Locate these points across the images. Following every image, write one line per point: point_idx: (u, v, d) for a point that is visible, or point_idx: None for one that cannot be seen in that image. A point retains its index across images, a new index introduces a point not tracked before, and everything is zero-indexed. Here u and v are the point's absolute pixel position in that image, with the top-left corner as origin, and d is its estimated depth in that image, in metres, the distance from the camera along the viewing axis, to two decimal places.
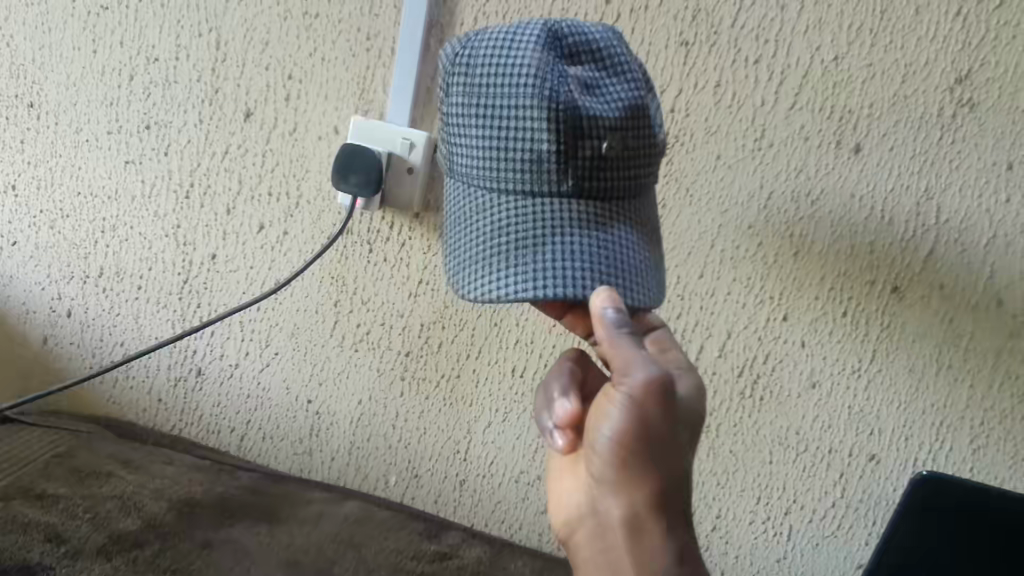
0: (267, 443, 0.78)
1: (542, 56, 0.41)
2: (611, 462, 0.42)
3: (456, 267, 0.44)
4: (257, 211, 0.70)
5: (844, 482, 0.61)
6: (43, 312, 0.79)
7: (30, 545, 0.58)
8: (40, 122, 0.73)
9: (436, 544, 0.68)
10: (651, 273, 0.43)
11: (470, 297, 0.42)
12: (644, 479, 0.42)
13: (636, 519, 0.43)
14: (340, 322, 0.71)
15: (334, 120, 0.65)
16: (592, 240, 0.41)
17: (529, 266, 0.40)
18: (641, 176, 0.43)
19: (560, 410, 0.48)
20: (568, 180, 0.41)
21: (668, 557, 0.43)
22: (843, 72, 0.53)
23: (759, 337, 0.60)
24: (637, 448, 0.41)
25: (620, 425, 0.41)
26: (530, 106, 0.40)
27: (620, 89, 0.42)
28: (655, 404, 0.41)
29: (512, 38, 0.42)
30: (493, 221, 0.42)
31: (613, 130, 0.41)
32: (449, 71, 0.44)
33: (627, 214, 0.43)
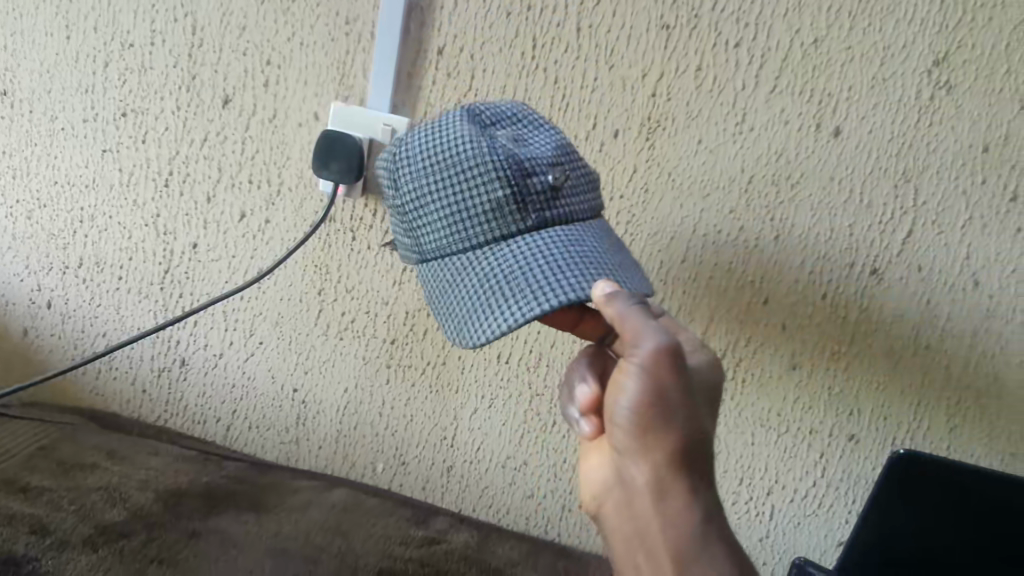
0: (254, 432, 0.78)
1: (469, 128, 0.45)
2: (632, 433, 0.42)
3: (458, 325, 0.44)
4: (238, 199, 0.69)
5: (825, 461, 0.62)
6: (23, 303, 0.78)
7: (14, 538, 0.58)
8: (13, 110, 0.72)
9: (424, 530, 0.69)
10: (632, 271, 0.45)
11: (480, 342, 0.42)
12: (663, 447, 0.42)
13: (659, 486, 0.43)
14: (324, 310, 0.71)
15: (314, 106, 0.64)
16: (574, 252, 0.43)
17: (528, 288, 0.41)
18: (587, 199, 0.47)
19: (582, 396, 0.48)
20: (532, 214, 0.44)
21: (694, 520, 0.43)
22: (822, 55, 0.53)
23: (740, 321, 0.60)
24: (654, 417, 0.41)
25: (635, 397, 0.41)
26: (473, 168, 0.44)
27: (544, 138, 0.47)
28: (667, 374, 0.41)
29: (435, 126, 0.46)
30: (480, 268, 0.43)
31: (553, 164, 0.45)
32: (392, 172, 0.47)
33: (592, 230, 0.45)
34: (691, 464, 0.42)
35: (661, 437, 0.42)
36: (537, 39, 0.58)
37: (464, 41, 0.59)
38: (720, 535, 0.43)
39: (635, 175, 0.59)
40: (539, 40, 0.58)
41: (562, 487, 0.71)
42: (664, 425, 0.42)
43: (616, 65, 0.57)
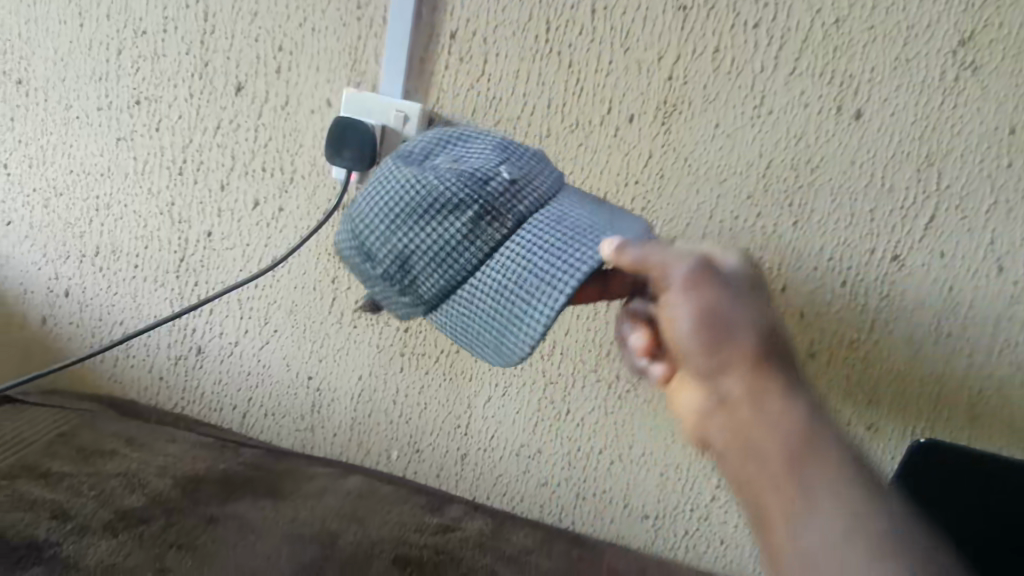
0: (269, 419, 0.79)
1: (410, 171, 0.46)
2: (704, 348, 0.41)
3: (495, 347, 0.44)
4: (251, 186, 0.69)
5: None
6: (41, 292, 0.79)
7: (36, 523, 0.58)
8: (28, 99, 0.72)
9: (438, 517, 0.69)
10: (620, 218, 0.46)
11: (524, 350, 0.42)
12: (739, 356, 0.40)
13: (750, 398, 0.40)
14: (338, 298, 0.71)
15: (326, 92, 0.64)
16: (565, 227, 0.44)
17: (544, 282, 0.42)
18: (547, 178, 0.48)
19: (636, 343, 0.46)
20: (508, 215, 0.44)
21: (801, 428, 0.38)
22: (844, 36, 0.51)
23: None
24: (712, 326, 0.40)
25: (689, 312, 0.41)
26: (433, 204, 0.44)
27: (480, 146, 0.48)
28: (712, 283, 0.41)
29: (376, 184, 0.46)
30: (490, 280, 0.43)
31: (500, 163, 0.46)
32: (356, 248, 0.46)
33: (565, 200, 0.46)
34: (773, 371, 0.40)
35: (734, 344, 0.40)
36: (551, 22, 0.57)
37: (477, 25, 0.59)
38: (840, 445, 0.38)
39: (651, 160, 0.58)
40: (553, 23, 0.57)
41: (576, 475, 0.72)
42: (732, 332, 0.41)
43: (631, 48, 0.56)
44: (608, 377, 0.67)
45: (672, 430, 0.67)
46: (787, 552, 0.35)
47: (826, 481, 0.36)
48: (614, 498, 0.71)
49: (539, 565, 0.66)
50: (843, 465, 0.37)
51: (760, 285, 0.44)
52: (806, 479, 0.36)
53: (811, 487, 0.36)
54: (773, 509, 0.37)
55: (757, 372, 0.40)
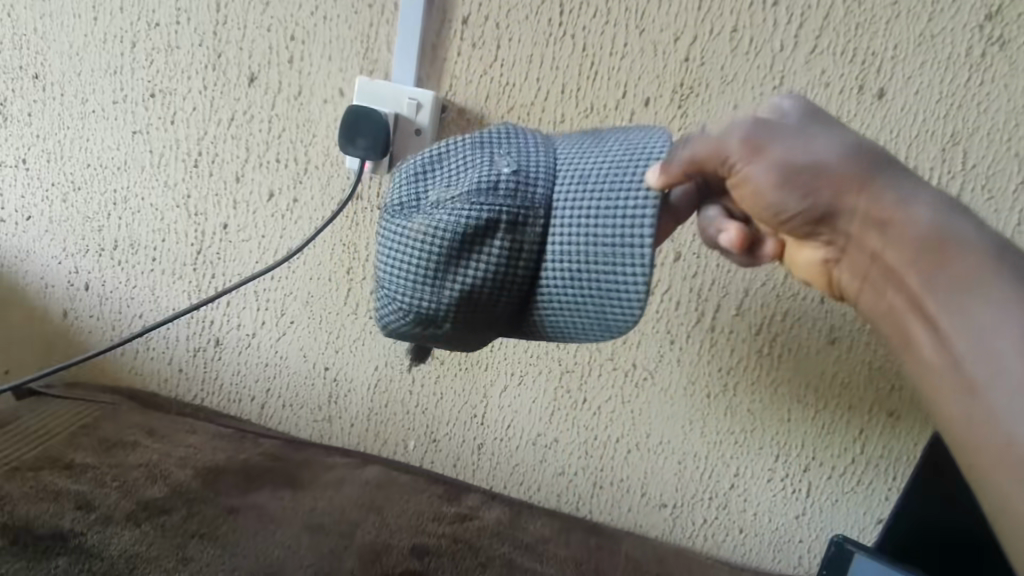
0: (287, 410, 0.79)
1: (416, 226, 0.40)
2: (805, 208, 0.37)
3: (597, 329, 0.39)
4: (266, 178, 0.69)
5: (863, 438, 0.62)
6: (61, 286, 0.80)
7: (60, 513, 0.59)
8: (45, 93, 0.73)
9: (456, 507, 0.70)
10: (629, 138, 0.40)
11: (632, 321, 0.38)
12: (842, 196, 0.36)
13: (868, 234, 0.37)
14: (353, 289, 0.71)
15: (339, 82, 0.64)
16: (596, 181, 0.38)
17: (616, 247, 0.37)
18: (538, 141, 0.41)
19: (728, 240, 0.39)
20: (535, 204, 0.38)
21: (929, 248, 0.35)
22: (866, 12, 0.50)
23: (777, 295, 0.60)
24: (796, 176, 0.36)
25: (773, 179, 0.36)
26: (460, 240, 0.39)
27: (459, 156, 0.41)
28: (778, 137, 0.37)
29: (392, 254, 0.41)
30: (559, 268, 0.38)
31: (493, 161, 0.40)
32: (409, 324, 0.42)
33: (569, 148, 0.40)
34: (879, 193, 0.36)
35: (832, 187, 0.36)
36: (564, 4, 0.56)
37: (490, 10, 0.58)
38: (974, 245, 0.35)
39: None
40: (566, 5, 0.56)
41: (593, 464, 0.71)
42: (823, 174, 0.36)
43: (646, 30, 0.55)
44: (625, 365, 0.67)
45: (689, 418, 0.67)
46: (954, 389, 0.34)
47: (983, 301, 0.33)
48: (631, 487, 0.71)
49: (557, 554, 0.66)
50: (984, 269, 0.34)
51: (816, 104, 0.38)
52: (951, 306, 0.34)
53: (965, 312, 0.33)
54: (930, 346, 0.35)
55: (866, 205, 0.36)
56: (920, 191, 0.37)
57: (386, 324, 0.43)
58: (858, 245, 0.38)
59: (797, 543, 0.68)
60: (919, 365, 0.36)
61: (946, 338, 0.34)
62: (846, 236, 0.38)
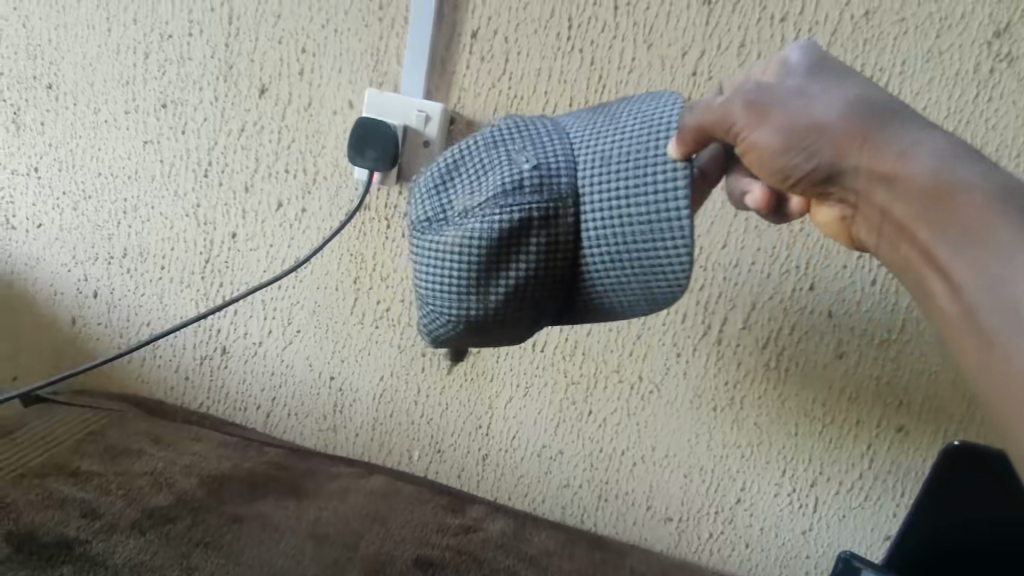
0: (292, 419, 0.79)
1: (449, 239, 0.40)
2: (811, 169, 0.35)
3: (648, 302, 0.40)
4: (275, 188, 0.70)
5: (871, 453, 0.62)
6: (70, 293, 0.81)
7: (66, 521, 0.59)
8: (58, 103, 0.73)
9: (460, 519, 0.70)
10: (640, 109, 0.40)
11: (679, 291, 0.39)
12: (845, 153, 0.34)
13: (876, 189, 0.34)
14: (360, 299, 0.71)
15: (348, 93, 0.64)
16: (619, 161, 0.38)
17: (653, 223, 0.37)
18: (549, 130, 0.41)
19: (755, 200, 0.39)
20: (564, 194, 0.38)
21: (934, 199, 0.32)
22: (874, 28, 0.50)
23: (785, 308, 0.60)
24: (800, 136, 0.35)
25: (776, 144, 0.35)
26: (497, 245, 0.39)
27: (475, 161, 0.41)
28: (777, 100, 0.35)
29: (431, 270, 0.41)
30: (600, 252, 0.38)
31: (510, 159, 0.39)
32: (460, 332, 0.42)
33: (582, 130, 0.40)
34: (882, 143, 0.34)
35: (832, 145, 0.34)
36: (573, 19, 0.57)
37: (499, 25, 0.59)
38: (988, 192, 0.31)
39: None
40: (575, 20, 0.57)
41: (598, 477, 0.71)
42: (824, 133, 0.34)
43: (654, 44, 0.55)
44: (630, 378, 0.67)
45: (695, 431, 0.67)
46: (972, 347, 0.30)
47: (998, 252, 0.30)
48: (636, 500, 0.71)
49: (561, 567, 0.65)
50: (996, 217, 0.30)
51: (827, 58, 0.37)
52: (962, 259, 0.31)
53: (977, 265, 0.30)
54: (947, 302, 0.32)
55: (869, 160, 0.34)
56: (927, 135, 0.34)
57: (438, 334, 0.44)
58: (868, 202, 0.35)
59: (804, 559, 0.67)
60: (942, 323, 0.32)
61: (960, 294, 0.31)
62: (856, 193, 0.35)
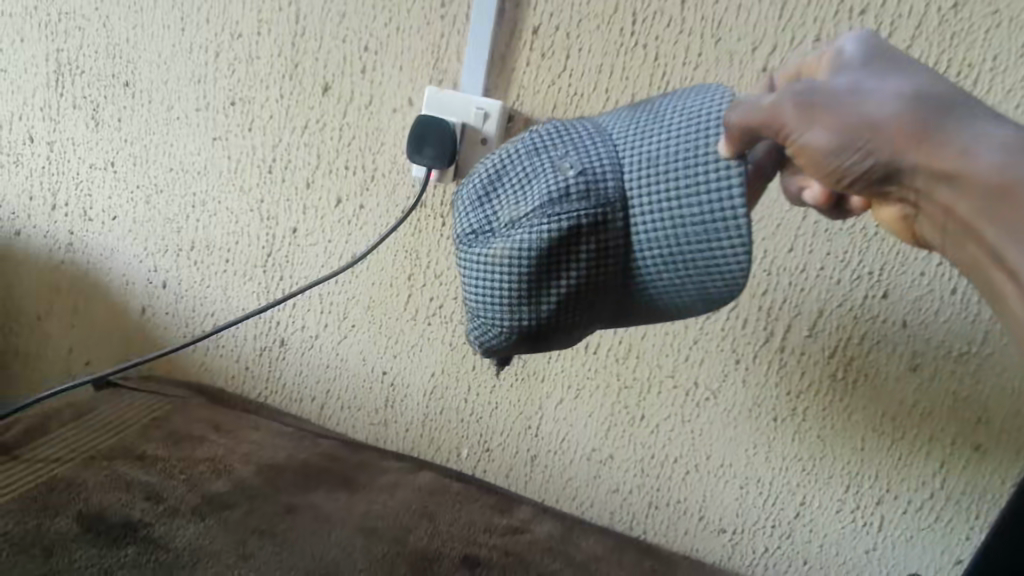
0: (345, 412, 0.80)
1: (496, 253, 0.39)
2: (865, 169, 0.33)
3: (703, 302, 0.39)
4: (335, 184, 0.71)
5: (945, 472, 0.58)
6: (141, 283, 0.84)
7: (131, 503, 0.62)
8: (135, 100, 0.77)
9: (507, 519, 0.69)
10: (684, 103, 0.38)
11: (737, 290, 0.37)
12: (902, 151, 0.32)
13: (938, 188, 0.31)
14: (413, 295, 0.72)
15: (408, 91, 0.65)
16: (668, 162, 0.37)
17: (707, 224, 0.36)
18: (590, 131, 0.40)
19: (813, 196, 0.37)
20: (611, 198, 0.37)
21: (1000, 196, 0.29)
22: (963, 21, 0.47)
23: (854, 316, 0.57)
24: (854, 136, 0.32)
25: (828, 144, 0.32)
26: (546, 255, 0.38)
27: (517, 170, 0.40)
28: (827, 96, 0.33)
29: (480, 285, 0.40)
30: (652, 255, 0.37)
31: (554, 166, 0.38)
32: (512, 343, 0.42)
33: (625, 129, 0.39)
34: (942, 139, 0.31)
35: (890, 144, 0.32)
36: (637, 14, 0.55)
37: (561, 21, 0.58)
38: None
39: None
40: (639, 15, 0.55)
41: (649, 484, 0.69)
42: (880, 131, 0.32)
43: (722, 39, 0.54)
44: (686, 384, 0.65)
45: (753, 441, 0.64)
46: None
47: None
48: (688, 509, 0.69)
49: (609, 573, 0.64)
50: None
51: (884, 49, 0.35)
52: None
53: None
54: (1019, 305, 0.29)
55: (929, 157, 0.31)
56: (992, 128, 0.31)
57: (488, 345, 0.43)
58: (930, 201, 0.32)
59: None
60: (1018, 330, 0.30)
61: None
62: (916, 192, 0.33)
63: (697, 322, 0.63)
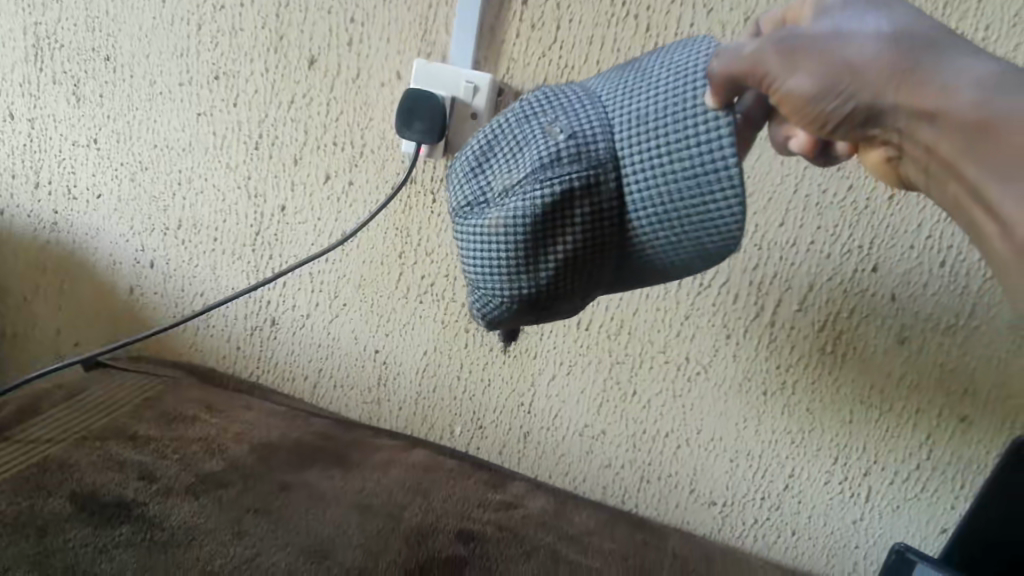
0: (338, 391, 0.80)
1: (491, 223, 0.39)
2: (848, 112, 0.33)
3: (702, 257, 0.39)
4: (323, 161, 0.70)
5: (931, 443, 0.59)
6: (128, 263, 0.83)
7: (125, 483, 0.62)
8: (116, 74, 0.75)
9: (501, 494, 0.70)
10: (670, 59, 0.38)
11: (734, 244, 0.37)
12: (883, 93, 0.31)
13: (920, 128, 0.31)
14: (404, 274, 0.71)
15: (397, 64, 0.64)
16: (657, 118, 0.36)
17: (699, 177, 0.36)
18: (579, 95, 0.39)
19: (799, 144, 0.38)
20: (603, 159, 0.37)
21: (981, 132, 0.29)
22: None
23: (844, 290, 0.58)
24: (835, 80, 0.32)
25: (810, 90, 0.33)
26: (541, 221, 0.38)
27: (507, 141, 0.40)
28: (809, 41, 0.33)
29: (478, 258, 0.40)
30: (647, 214, 0.37)
31: (544, 133, 0.38)
32: (513, 313, 0.41)
33: (613, 89, 0.39)
34: (922, 78, 0.31)
35: (871, 86, 0.31)
36: None
37: None
38: None
39: None
40: None
41: (641, 458, 0.70)
42: (861, 73, 0.31)
43: (715, 9, 0.53)
44: (677, 359, 0.65)
45: (744, 414, 0.65)
46: None
47: None
48: (679, 483, 0.70)
49: (602, 546, 0.65)
50: None
51: None
52: (1017, 199, 0.28)
53: None
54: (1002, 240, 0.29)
55: (911, 97, 0.31)
56: (974, 63, 0.30)
57: (489, 318, 0.43)
58: (913, 142, 0.32)
59: (853, 549, 0.65)
60: (1003, 268, 0.29)
61: (1017, 239, 0.28)
62: (899, 134, 0.32)
63: (689, 297, 0.63)
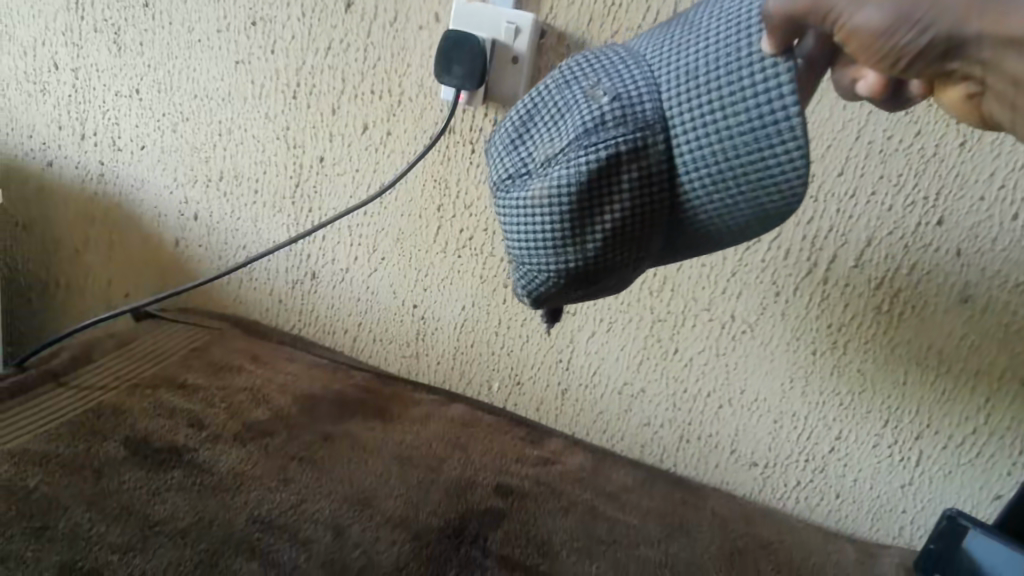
0: (377, 345, 0.81)
1: (534, 196, 0.37)
2: (923, 46, 0.27)
3: (761, 220, 0.36)
4: (360, 110, 0.69)
5: (990, 407, 0.56)
6: (173, 215, 0.84)
7: (176, 429, 0.64)
8: (155, 22, 0.75)
9: (539, 450, 0.70)
10: (721, 7, 0.35)
11: (797, 203, 0.35)
12: (965, 20, 0.26)
13: (1007, 58, 0.26)
14: (443, 227, 0.71)
15: (435, 7, 0.62)
16: (709, 73, 0.34)
17: (757, 131, 0.33)
18: (621, 55, 0.37)
19: (868, 87, 0.32)
20: (651, 121, 0.35)
21: None
22: None
23: (905, 246, 0.55)
24: (910, 9, 0.27)
25: (880, 22, 0.27)
26: (588, 190, 0.36)
27: (546, 110, 0.38)
28: None
29: (522, 234, 0.38)
30: (701, 176, 0.35)
31: (586, 97, 0.36)
32: (561, 288, 0.40)
33: (658, 47, 0.36)
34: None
35: (952, 11, 0.26)
36: None
37: None
38: None
39: None
40: None
41: (681, 418, 0.69)
42: None
43: None
44: (722, 317, 0.63)
45: (790, 374, 0.63)
46: None
47: None
48: (720, 444, 0.68)
49: (640, 504, 0.64)
50: None
51: None
52: None
53: None
54: None
55: (999, 23, 0.26)
56: None
57: (535, 295, 0.41)
58: (1000, 76, 0.27)
59: (899, 514, 0.63)
60: None
61: None
62: (983, 68, 0.27)
63: (737, 253, 0.60)
